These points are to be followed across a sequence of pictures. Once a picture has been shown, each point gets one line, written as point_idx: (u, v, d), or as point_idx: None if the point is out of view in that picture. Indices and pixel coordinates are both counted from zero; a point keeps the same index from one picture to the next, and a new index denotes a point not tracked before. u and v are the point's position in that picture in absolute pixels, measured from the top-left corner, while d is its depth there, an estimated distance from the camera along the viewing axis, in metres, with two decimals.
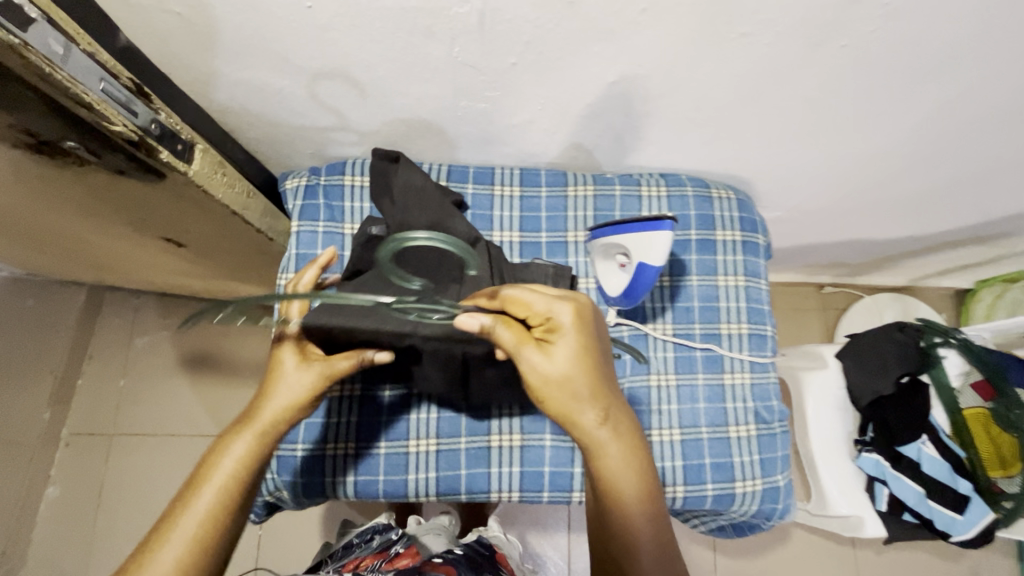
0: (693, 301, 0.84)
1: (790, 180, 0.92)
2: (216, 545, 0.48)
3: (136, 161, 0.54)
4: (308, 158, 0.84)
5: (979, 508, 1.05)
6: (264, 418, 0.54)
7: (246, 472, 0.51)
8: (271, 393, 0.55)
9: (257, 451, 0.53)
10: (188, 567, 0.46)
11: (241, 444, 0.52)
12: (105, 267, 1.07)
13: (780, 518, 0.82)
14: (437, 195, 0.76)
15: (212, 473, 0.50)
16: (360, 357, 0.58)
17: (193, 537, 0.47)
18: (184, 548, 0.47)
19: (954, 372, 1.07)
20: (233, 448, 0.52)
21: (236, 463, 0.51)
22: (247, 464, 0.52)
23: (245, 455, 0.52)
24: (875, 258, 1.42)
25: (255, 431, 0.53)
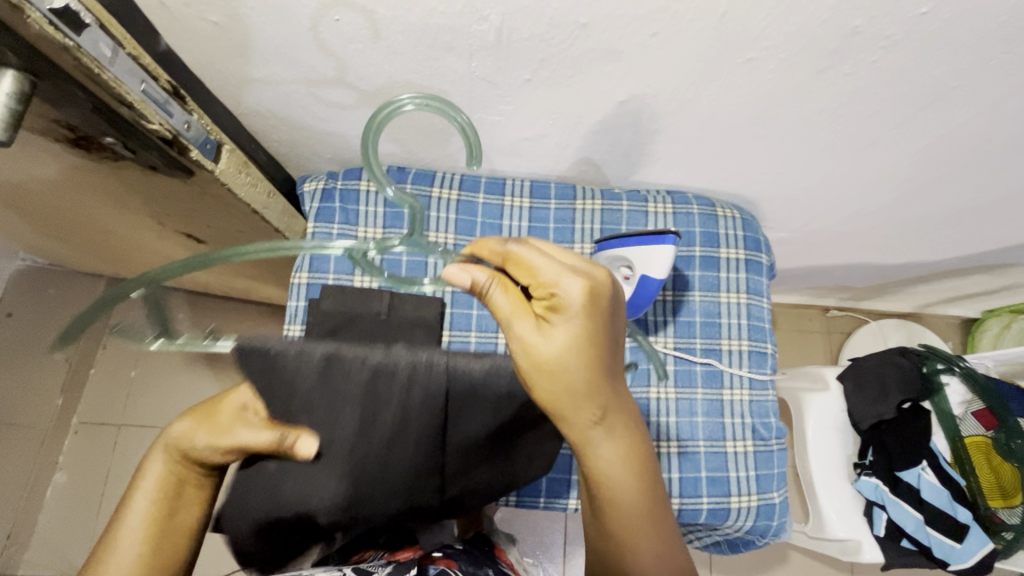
0: (695, 317, 0.85)
1: (794, 201, 0.94)
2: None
3: (168, 158, 0.57)
4: (326, 162, 0.87)
5: (978, 538, 1.02)
6: (176, 455, 0.48)
7: (162, 498, 0.49)
8: (191, 431, 0.48)
9: (169, 484, 0.49)
10: None
11: (155, 471, 0.49)
12: (125, 259, 1.10)
13: (775, 536, 0.83)
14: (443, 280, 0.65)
15: (134, 500, 0.49)
16: (280, 440, 0.45)
17: (124, 568, 0.47)
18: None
19: (956, 400, 1.08)
20: (148, 471, 0.49)
21: (153, 487, 0.49)
22: (160, 500, 0.49)
23: (159, 478, 0.49)
24: (881, 282, 1.43)
25: (167, 463, 0.49)
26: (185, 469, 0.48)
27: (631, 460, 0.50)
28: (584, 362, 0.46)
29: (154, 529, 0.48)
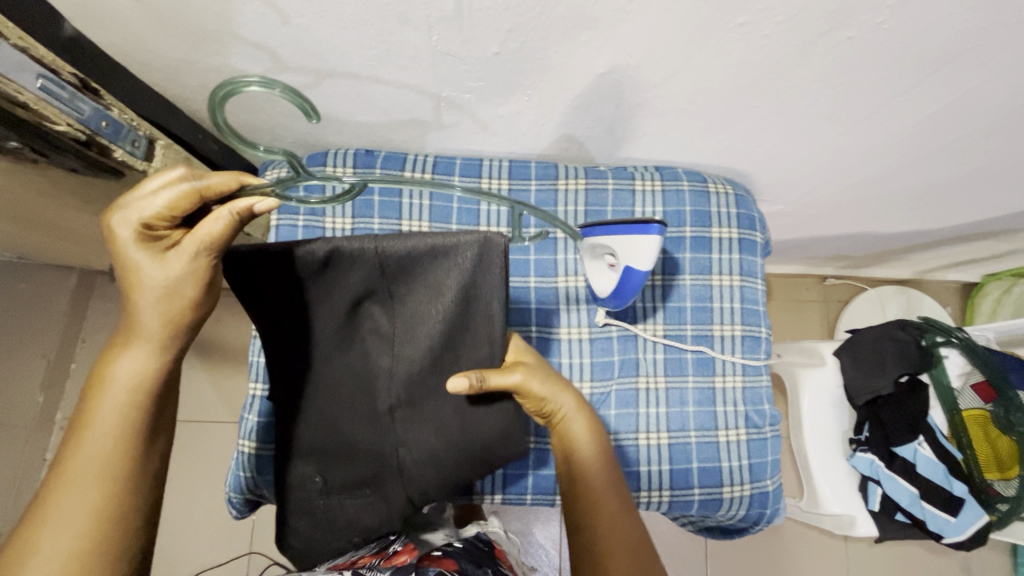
0: (685, 302, 0.81)
1: (792, 173, 0.88)
2: (134, 471, 0.47)
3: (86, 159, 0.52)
4: (288, 147, 0.81)
5: (973, 511, 1.02)
6: (154, 323, 0.47)
7: (141, 391, 0.48)
8: (139, 300, 0.47)
9: (159, 365, 0.48)
10: (104, 502, 0.45)
11: (129, 364, 0.47)
12: (90, 254, 1.05)
13: (768, 522, 0.81)
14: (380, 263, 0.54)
15: (108, 393, 0.47)
16: (230, 212, 0.45)
17: (101, 474, 0.46)
18: (97, 489, 0.45)
19: (955, 372, 1.05)
20: (125, 363, 0.47)
21: (130, 384, 0.47)
22: (146, 380, 0.48)
23: (140, 370, 0.48)
24: (879, 251, 1.38)
25: (152, 343, 0.48)
26: (176, 338, 0.49)
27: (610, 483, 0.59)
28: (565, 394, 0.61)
29: (141, 411, 0.48)
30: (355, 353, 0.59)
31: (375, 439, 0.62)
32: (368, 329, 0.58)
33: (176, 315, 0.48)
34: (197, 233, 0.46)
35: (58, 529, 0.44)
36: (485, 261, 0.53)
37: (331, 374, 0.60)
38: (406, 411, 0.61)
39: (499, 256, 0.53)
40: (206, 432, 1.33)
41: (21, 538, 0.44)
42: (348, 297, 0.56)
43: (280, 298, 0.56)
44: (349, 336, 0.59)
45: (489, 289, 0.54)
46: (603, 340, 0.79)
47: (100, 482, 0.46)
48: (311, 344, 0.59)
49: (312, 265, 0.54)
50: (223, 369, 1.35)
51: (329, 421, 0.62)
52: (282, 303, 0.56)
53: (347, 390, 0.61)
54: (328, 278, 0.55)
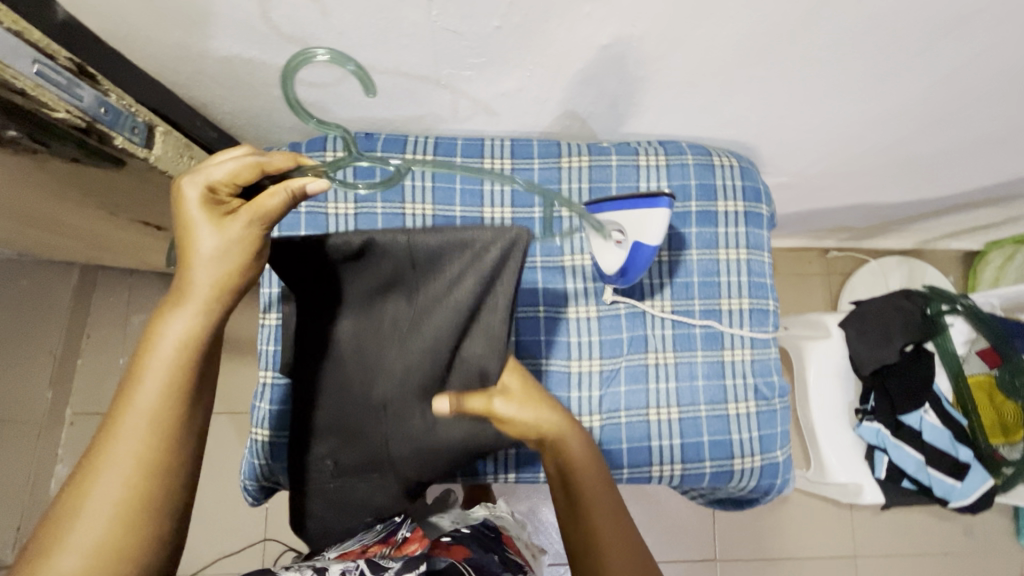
0: (693, 277, 0.80)
1: (796, 143, 0.88)
2: (180, 435, 0.44)
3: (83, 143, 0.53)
4: (286, 133, 0.80)
5: (979, 474, 1.04)
6: (206, 284, 0.46)
7: (190, 353, 0.45)
8: (195, 261, 0.45)
9: (206, 326, 0.46)
10: (150, 464, 0.43)
11: (178, 327, 0.45)
12: (91, 248, 1.04)
13: (778, 492, 0.81)
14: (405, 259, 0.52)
15: (155, 352, 0.45)
16: (289, 188, 0.46)
17: (150, 436, 0.43)
18: (144, 450, 0.43)
19: (959, 340, 1.07)
20: (172, 324, 0.45)
21: (179, 344, 0.45)
22: (192, 344, 0.45)
23: (187, 331, 0.45)
24: (883, 221, 1.38)
25: (199, 304, 0.46)
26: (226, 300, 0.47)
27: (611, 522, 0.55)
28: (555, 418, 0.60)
29: (189, 374, 0.45)
30: (368, 344, 0.57)
31: (378, 432, 0.61)
32: (372, 325, 0.57)
33: (227, 280, 0.46)
34: (256, 203, 0.46)
35: (105, 489, 0.42)
36: (503, 261, 0.51)
37: (337, 366, 0.59)
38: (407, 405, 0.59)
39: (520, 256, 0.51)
40: (216, 423, 1.34)
41: (68, 501, 0.42)
42: (358, 292, 0.55)
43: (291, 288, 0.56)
44: (355, 332, 0.57)
45: (501, 287, 0.52)
46: (611, 318, 0.79)
47: (145, 447, 0.43)
48: (319, 335, 0.58)
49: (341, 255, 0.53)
50: (230, 360, 1.35)
51: (333, 409, 0.61)
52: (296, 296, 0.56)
53: (352, 382, 0.59)
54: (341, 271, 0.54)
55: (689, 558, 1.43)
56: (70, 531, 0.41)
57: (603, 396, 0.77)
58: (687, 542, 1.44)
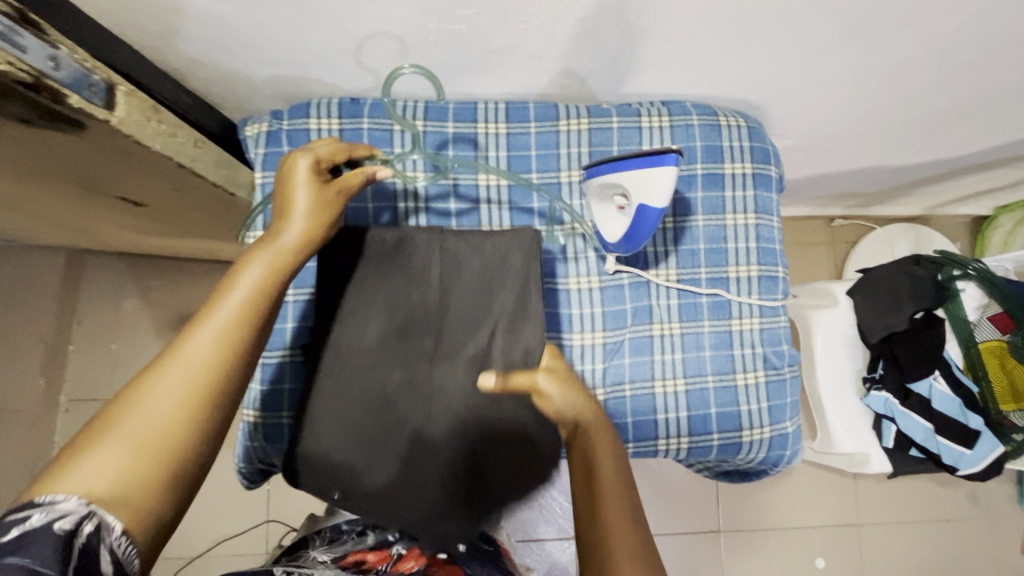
0: (698, 244, 0.77)
1: (808, 101, 0.83)
2: (242, 353, 0.44)
3: (38, 107, 0.44)
4: (268, 100, 0.75)
5: (989, 441, 1.02)
6: (292, 243, 0.52)
7: (269, 284, 0.48)
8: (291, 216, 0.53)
9: (280, 266, 0.50)
10: (219, 366, 0.43)
11: (256, 271, 0.48)
12: (72, 230, 1.00)
13: (787, 464, 0.79)
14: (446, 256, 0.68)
15: (233, 283, 0.47)
16: (370, 172, 0.60)
17: (223, 340, 0.44)
18: (216, 350, 0.43)
19: (971, 305, 1.05)
20: (254, 260, 0.49)
21: (259, 278, 0.48)
22: (265, 288, 0.48)
23: (266, 268, 0.49)
24: (891, 186, 1.34)
25: (279, 248, 0.51)
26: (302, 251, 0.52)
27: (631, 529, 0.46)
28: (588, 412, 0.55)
29: (264, 302, 0.47)
30: (410, 325, 0.68)
31: (411, 418, 0.67)
32: (420, 321, 0.68)
33: (309, 233, 0.54)
34: (346, 180, 0.58)
35: (171, 384, 0.41)
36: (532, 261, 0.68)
37: (385, 362, 0.67)
38: (447, 399, 0.67)
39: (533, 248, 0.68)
40: None
41: (130, 390, 0.40)
42: (407, 288, 0.68)
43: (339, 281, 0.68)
44: (406, 326, 0.68)
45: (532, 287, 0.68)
46: (614, 289, 0.75)
47: (215, 352, 0.43)
48: (369, 330, 0.68)
49: (390, 256, 0.69)
50: None
51: (371, 404, 0.66)
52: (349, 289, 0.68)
53: (399, 376, 0.67)
54: (395, 269, 0.69)
55: (693, 531, 1.43)
56: (133, 416, 0.39)
57: (606, 369, 0.74)
58: (691, 515, 1.43)
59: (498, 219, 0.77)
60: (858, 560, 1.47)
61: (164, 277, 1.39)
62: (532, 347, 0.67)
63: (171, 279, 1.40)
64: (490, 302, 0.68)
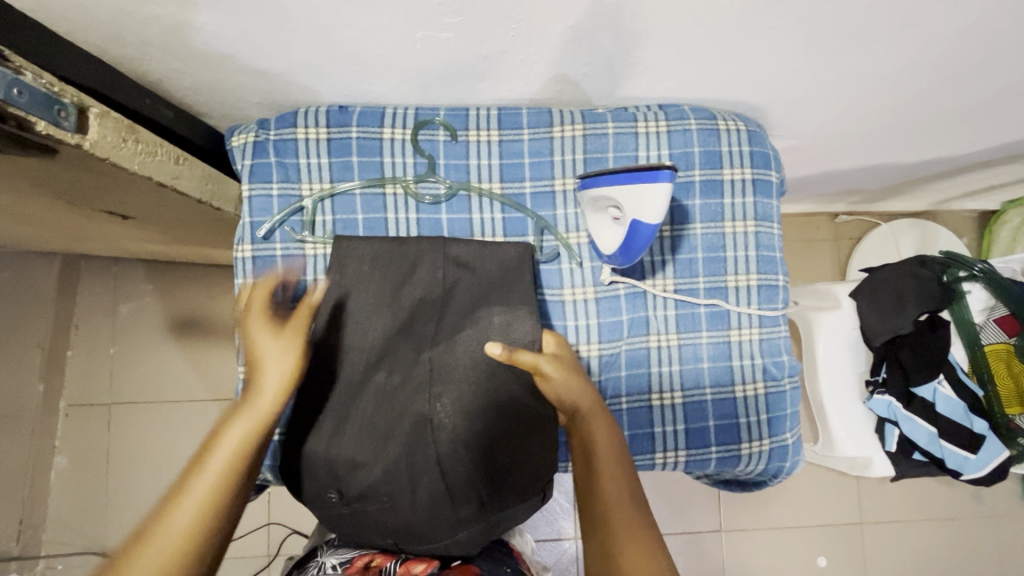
0: (696, 253, 0.75)
1: (810, 101, 0.81)
2: (223, 507, 0.50)
3: (7, 136, 0.42)
4: (255, 110, 0.73)
5: (993, 447, 1.01)
6: (272, 390, 0.57)
7: (247, 441, 0.53)
8: (267, 366, 0.58)
9: (260, 427, 0.55)
10: (202, 517, 0.48)
11: (236, 435, 0.53)
12: (64, 239, 0.99)
13: (787, 475, 0.78)
14: (447, 251, 0.70)
15: (214, 450, 0.52)
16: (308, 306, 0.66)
17: (205, 496, 0.49)
18: (199, 505, 0.48)
19: (977, 308, 1.03)
20: (231, 426, 0.54)
21: (235, 441, 0.53)
22: (243, 451, 0.53)
23: (241, 431, 0.54)
24: (897, 183, 1.31)
25: (256, 407, 0.56)
26: (277, 403, 0.57)
27: (627, 493, 0.56)
28: (586, 396, 0.63)
29: (242, 459, 0.53)
30: (412, 322, 0.69)
31: (410, 411, 0.64)
32: (423, 313, 0.69)
33: (286, 382, 0.58)
34: (300, 321, 0.63)
35: (157, 546, 0.46)
36: (525, 264, 0.70)
37: (388, 355, 0.68)
38: (449, 379, 0.65)
39: (530, 263, 0.71)
40: None
41: (126, 554, 0.46)
42: (409, 285, 0.69)
43: (341, 280, 0.69)
44: (408, 321, 0.69)
45: (528, 282, 0.71)
46: (610, 299, 0.74)
47: (197, 516, 0.48)
48: (373, 326, 0.68)
49: (392, 254, 0.70)
50: None
51: (374, 397, 0.66)
52: (351, 286, 0.69)
53: (401, 367, 0.67)
54: (397, 266, 0.70)
55: (694, 530, 1.43)
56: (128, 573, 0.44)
57: (602, 381, 0.73)
58: (692, 515, 1.43)
59: (490, 229, 0.75)
60: (859, 559, 1.46)
61: (161, 281, 1.39)
62: (532, 330, 0.67)
63: (168, 282, 1.39)
64: (489, 299, 0.69)
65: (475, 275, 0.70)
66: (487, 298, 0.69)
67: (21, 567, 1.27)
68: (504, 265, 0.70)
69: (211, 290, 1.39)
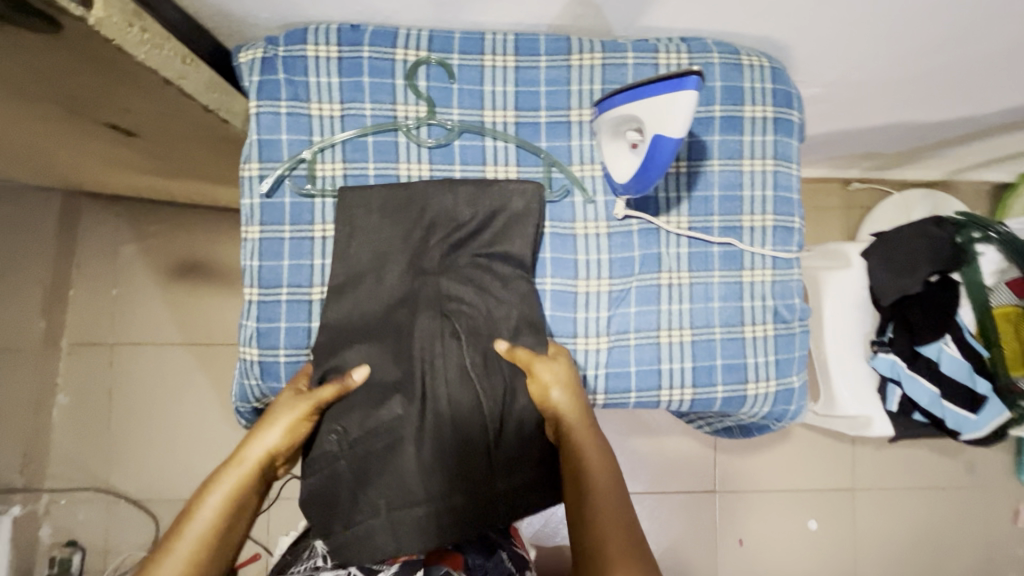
0: (713, 190, 0.73)
1: (839, 41, 0.78)
2: (212, 549, 0.55)
3: None
4: (263, 25, 0.70)
5: (995, 407, 1.02)
6: (253, 459, 0.61)
7: (236, 499, 0.58)
8: (263, 431, 0.62)
9: (248, 485, 0.59)
10: (194, 559, 0.54)
11: (218, 496, 0.58)
12: (65, 167, 0.97)
13: (790, 419, 0.78)
14: (467, 187, 0.68)
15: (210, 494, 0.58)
16: (343, 384, 0.65)
17: (201, 533, 0.55)
18: (194, 543, 0.54)
19: (989, 270, 1.02)
20: (224, 483, 0.59)
21: (229, 490, 0.58)
22: (222, 519, 0.56)
23: (232, 490, 0.58)
24: (915, 147, 1.28)
25: (246, 468, 0.60)
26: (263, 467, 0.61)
27: (613, 493, 0.57)
28: (577, 410, 0.64)
29: (232, 510, 0.57)
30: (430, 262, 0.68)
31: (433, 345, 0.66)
32: (439, 249, 0.68)
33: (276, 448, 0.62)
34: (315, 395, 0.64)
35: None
36: (532, 209, 0.68)
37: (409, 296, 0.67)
38: (459, 303, 0.68)
39: (536, 201, 0.68)
40: None
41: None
42: (425, 230, 0.68)
43: (352, 217, 0.68)
44: (421, 262, 0.68)
45: (530, 232, 0.68)
46: (623, 235, 0.73)
47: (187, 554, 0.54)
48: (390, 272, 0.67)
49: (405, 194, 0.68)
50: None
51: (394, 336, 0.67)
52: (364, 238, 0.68)
53: (422, 300, 0.67)
54: (407, 212, 0.68)
55: (689, 490, 1.44)
56: None
57: (611, 317, 0.72)
58: (688, 475, 1.44)
59: (503, 158, 0.73)
60: (849, 523, 1.49)
61: (163, 223, 1.37)
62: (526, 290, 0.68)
63: (169, 225, 1.37)
64: (505, 226, 0.68)
65: (492, 210, 0.68)
66: (506, 236, 0.68)
67: (24, 499, 1.31)
68: (512, 210, 0.68)
69: (214, 234, 1.37)
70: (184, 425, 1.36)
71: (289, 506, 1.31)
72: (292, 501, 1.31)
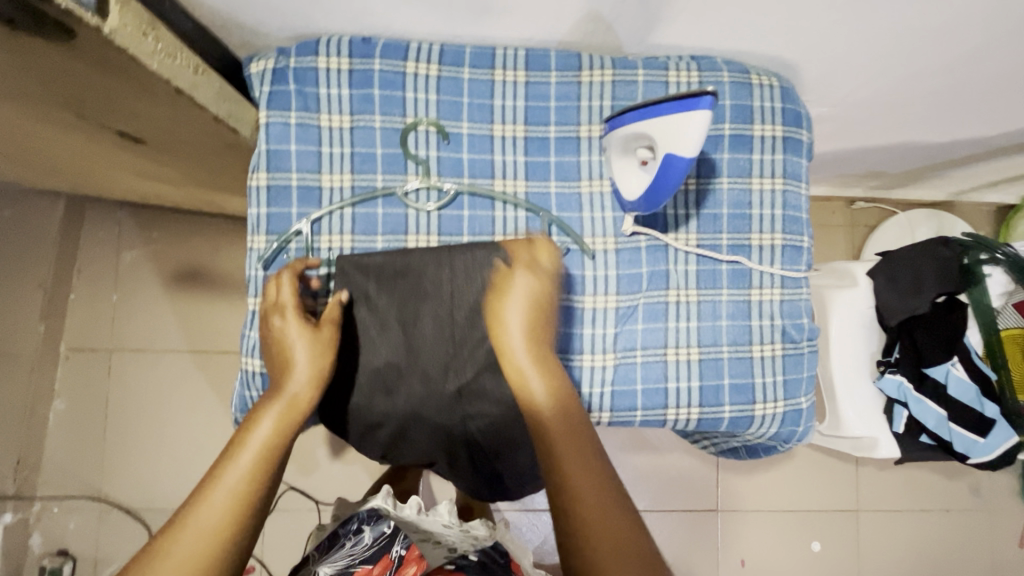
0: (721, 208, 0.73)
1: (847, 63, 0.78)
2: (264, 477, 0.52)
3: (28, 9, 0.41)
4: (276, 35, 0.70)
5: (1003, 431, 1.00)
6: (299, 390, 0.58)
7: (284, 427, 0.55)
8: (299, 359, 0.59)
9: (295, 415, 0.56)
10: (247, 487, 0.50)
11: (269, 426, 0.54)
12: (69, 173, 0.97)
13: (797, 441, 0.77)
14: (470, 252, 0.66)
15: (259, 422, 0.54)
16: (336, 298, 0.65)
17: (254, 460, 0.52)
18: (246, 471, 0.51)
19: (996, 291, 1.01)
20: (272, 411, 0.55)
21: (278, 420, 0.55)
22: (272, 444, 0.53)
23: (281, 418, 0.55)
24: (921, 167, 1.28)
25: (291, 399, 0.57)
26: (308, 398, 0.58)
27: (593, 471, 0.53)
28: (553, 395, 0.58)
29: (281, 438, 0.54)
30: (428, 334, 0.67)
31: (452, 418, 0.69)
32: (442, 324, 0.67)
33: (318, 376, 0.59)
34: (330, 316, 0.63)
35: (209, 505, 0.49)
36: None
37: (409, 371, 0.67)
38: (478, 395, 0.68)
39: None
40: None
41: (184, 512, 0.49)
42: (426, 301, 0.67)
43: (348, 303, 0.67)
44: (422, 344, 0.67)
45: None
46: (630, 251, 0.72)
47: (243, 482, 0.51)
48: (389, 350, 0.67)
49: (392, 272, 0.67)
50: None
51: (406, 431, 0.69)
52: (367, 311, 0.67)
53: (434, 405, 0.68)
54: (406, 280, 0.67)
55: (690, 509, 1.42)
56: (184, 530, 0.48)
57: (617, 334, 0.72)
58: (690, 493, 1.42)
59: (512, 173, 0.73)
60: (853, 545, 1.46)
61: (167, 231, 1.36)
62: None
63: (174, 232, 1.36)
64: None
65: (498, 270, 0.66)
66: None
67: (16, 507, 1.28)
68: None
69: (217, 242, 1.36)
70: (182, 434, 1.35)
71: (284, 519, 1.30)
72: (289, 513, 1.30)
